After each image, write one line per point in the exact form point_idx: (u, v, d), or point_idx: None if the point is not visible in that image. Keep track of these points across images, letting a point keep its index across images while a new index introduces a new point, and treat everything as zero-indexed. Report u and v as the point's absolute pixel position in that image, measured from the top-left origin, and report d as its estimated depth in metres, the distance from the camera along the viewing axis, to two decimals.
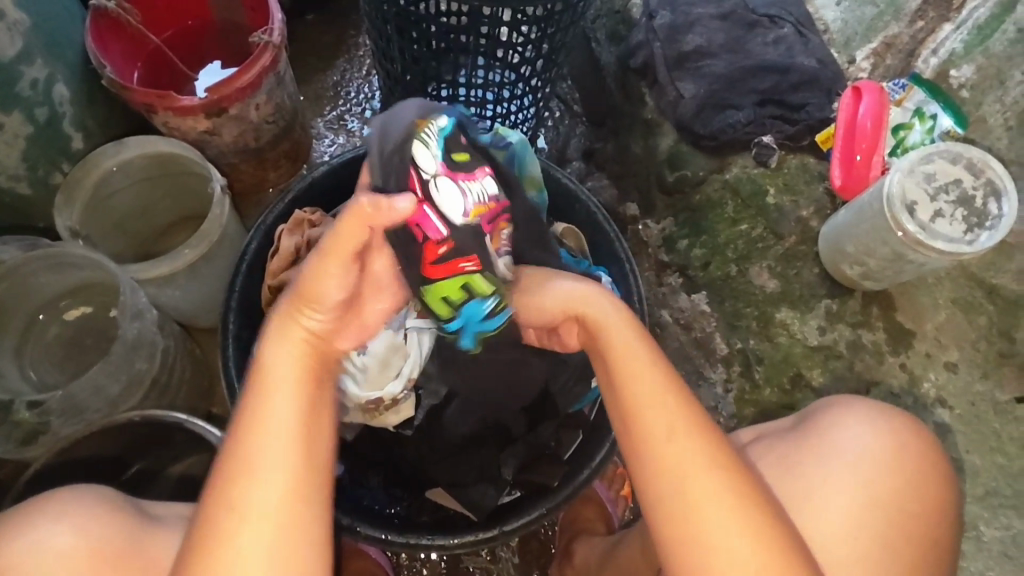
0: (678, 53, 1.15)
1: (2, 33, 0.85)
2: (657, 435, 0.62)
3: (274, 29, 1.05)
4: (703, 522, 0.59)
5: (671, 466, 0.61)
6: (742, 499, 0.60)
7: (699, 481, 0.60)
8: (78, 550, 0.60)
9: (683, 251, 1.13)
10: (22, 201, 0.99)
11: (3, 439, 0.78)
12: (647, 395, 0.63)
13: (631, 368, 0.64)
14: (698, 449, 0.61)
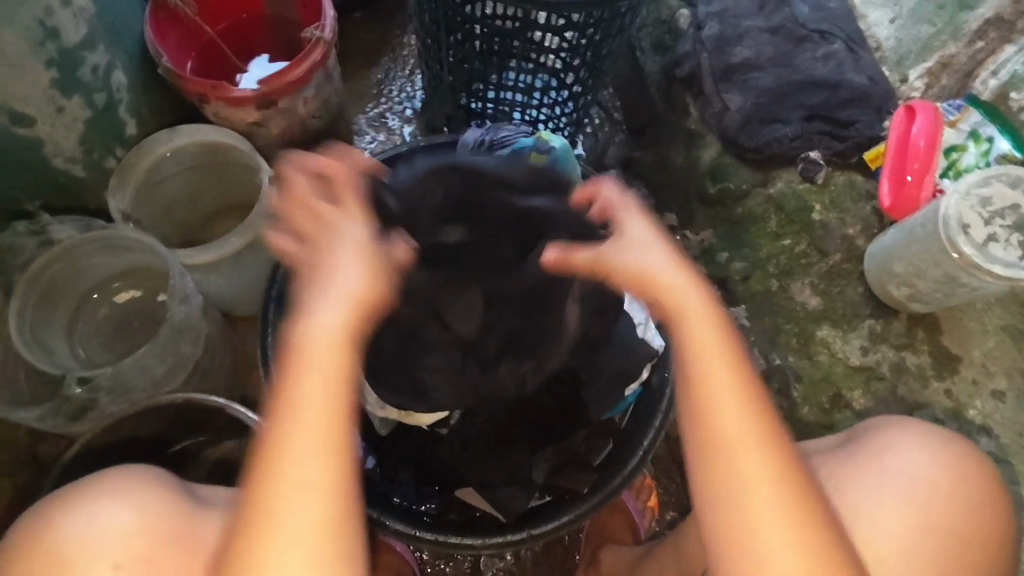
0: (726, 65, 1.16)
1: (70, 19, 0.86)
2: (716, 422, 0.62)
3: (326, 25, 1.07)
4: (764, 519, 0.59)
5: (733, 460, 0.60)
6: (805, 506, 0.59)
7: (763, 477, 0.60)
8: (135, 530, 0.61)
9: (723, 263, 1.10)
10: (74, 183, 1.01)
11: (52, 413, 0.80)
12: (716, 381, 0.62)
13: (710, 359, 0.63)
14: (759, 437, 0.61)
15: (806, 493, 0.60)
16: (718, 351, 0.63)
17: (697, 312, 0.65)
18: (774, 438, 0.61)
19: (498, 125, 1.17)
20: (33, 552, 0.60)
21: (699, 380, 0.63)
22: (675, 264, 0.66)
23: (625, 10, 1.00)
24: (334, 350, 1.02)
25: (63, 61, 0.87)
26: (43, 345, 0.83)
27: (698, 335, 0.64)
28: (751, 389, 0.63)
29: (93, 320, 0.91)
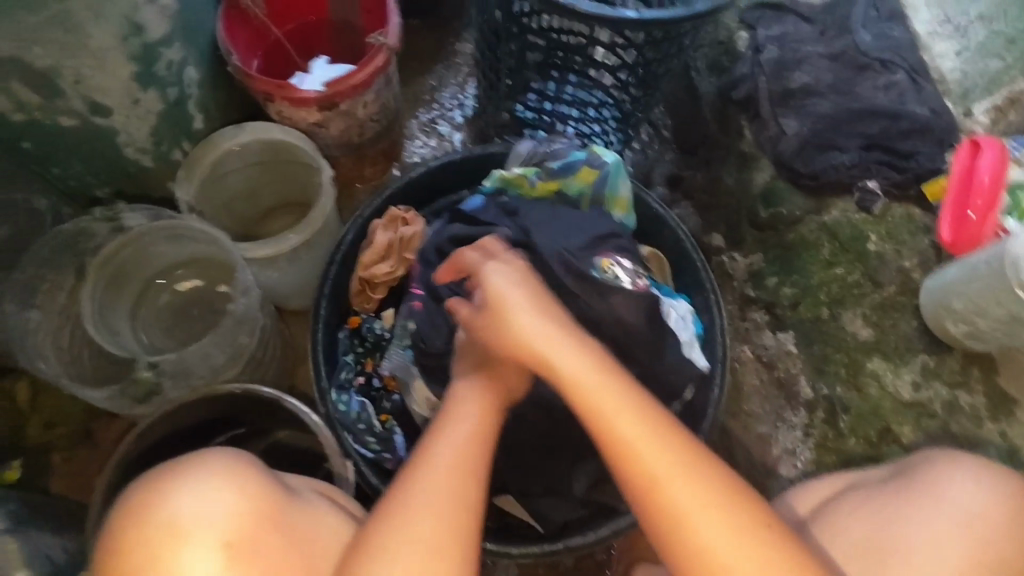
0: (784, 89, 1.16)
1: (155, 16, 0.89)
2: (609, 430, 0.62)
3: (392, 31, 1.08)
4: (695, 518, 0.59)
5: (640, 461, 0.61)
6: (722, 490, 0.60)
7: (674, 469, 0.60)
8: (244, 514, 0.61)
9: (771, 288, 1.12)
10: (143, 173, 1.05)
11: (120, 394, 0.82)
12: (593, 391, 0.64)
13: (575, 367, 0.66)
14: (673, 462, 0.60)
15: (718, 476, 0.60)
16: (587, 361, 0.66)
17: (550, 332, 0.68)
18: (654, 423, 0.62)
19: (551, 139, 1.19)
20: (137, 532, 0.60)
21: (580, 395, 0.64)
22: (534, 300, 0.71)
23: (682, 34, 1.00)
24: (381, 350, 1.05)
25: (145, 56, 0.90)
26: (108, 329, 0.85)
27: (557, 352, 0.67)
28: (646, 412, 0.63)
29: (154, 308, 0.94)
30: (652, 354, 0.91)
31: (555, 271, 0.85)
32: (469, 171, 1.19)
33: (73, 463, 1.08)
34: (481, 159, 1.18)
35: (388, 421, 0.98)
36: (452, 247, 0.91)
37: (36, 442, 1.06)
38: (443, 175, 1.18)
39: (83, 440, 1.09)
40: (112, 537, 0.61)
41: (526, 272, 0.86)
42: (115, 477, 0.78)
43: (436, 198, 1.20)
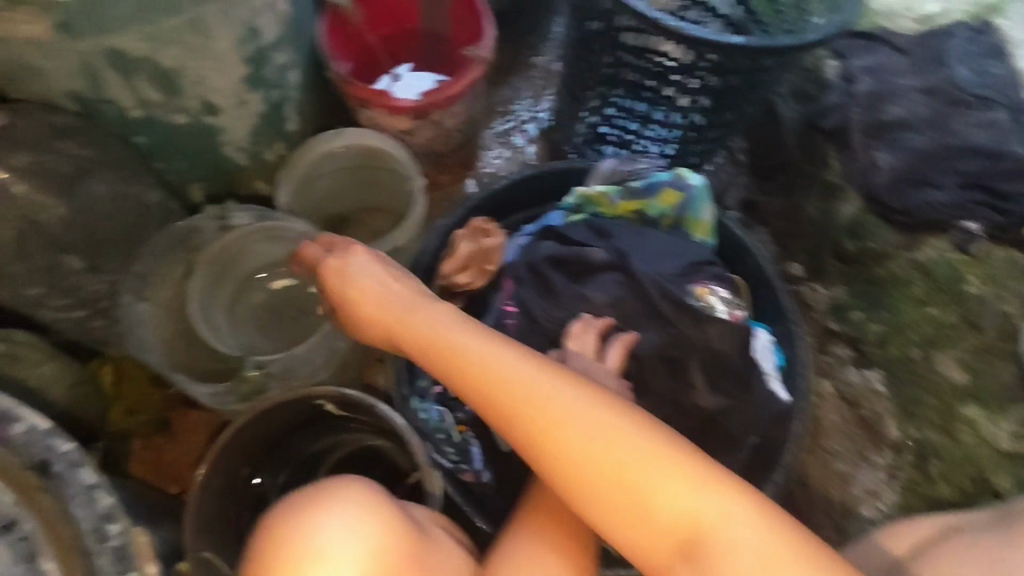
0: (879, 122, 1.14)
1: (271, 21, 0.90)
2: (498, 382, 0.65)
3: (487, 45, 1.10)
4: (581, 435, 0.61)
5: (538, 397, 0.63)
6: (610, 408, 0.62)
7: (563, 394, 0.63)
8: (391, 548, 0.63)
9: (856, 322, 1.11)
10: (239, 171, 1.07)
11: (226, 390, 0.84)
12: (480, 354, 0.67)
13: (463, 335, 0.70)
14: (546, 399, 0.63)
15: (601, 395, 0.64)
16: (473, 339, 0.69)
17: (428, 310, 0.75)
18: (546, 377, 0.64)
19: (631, 157, 1.18)
20: (289, 557, 0.61)
21: (465, 362, 0.67)
22: (394, 287, 0.78)
23: (766, 63, 1.03)
24: None
25: (257, 59, 0.91)
26: (209, 324, 0.87)
27: (448, 328, 0.71)
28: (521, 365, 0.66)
29: (247, 305, 0.96)
30: (740, 384, 0.88)
31: (650, 293, 0.87)
32: (549, 186, 1.19)
33: (152, 450, 1.10)
34: (563, 173, 1.18)
35: (465, 432, 0.97)
36: (546, 265, 0.91)
37: (117, 427, 1.09)
38: (525, 188, 1.18)
39: (162, 430, 1.11)
40: (255, 563, 0.62)
41: (621, 294, 0.88)
42: (213, 466, 0.79)
43: (516, 211, 1.20)
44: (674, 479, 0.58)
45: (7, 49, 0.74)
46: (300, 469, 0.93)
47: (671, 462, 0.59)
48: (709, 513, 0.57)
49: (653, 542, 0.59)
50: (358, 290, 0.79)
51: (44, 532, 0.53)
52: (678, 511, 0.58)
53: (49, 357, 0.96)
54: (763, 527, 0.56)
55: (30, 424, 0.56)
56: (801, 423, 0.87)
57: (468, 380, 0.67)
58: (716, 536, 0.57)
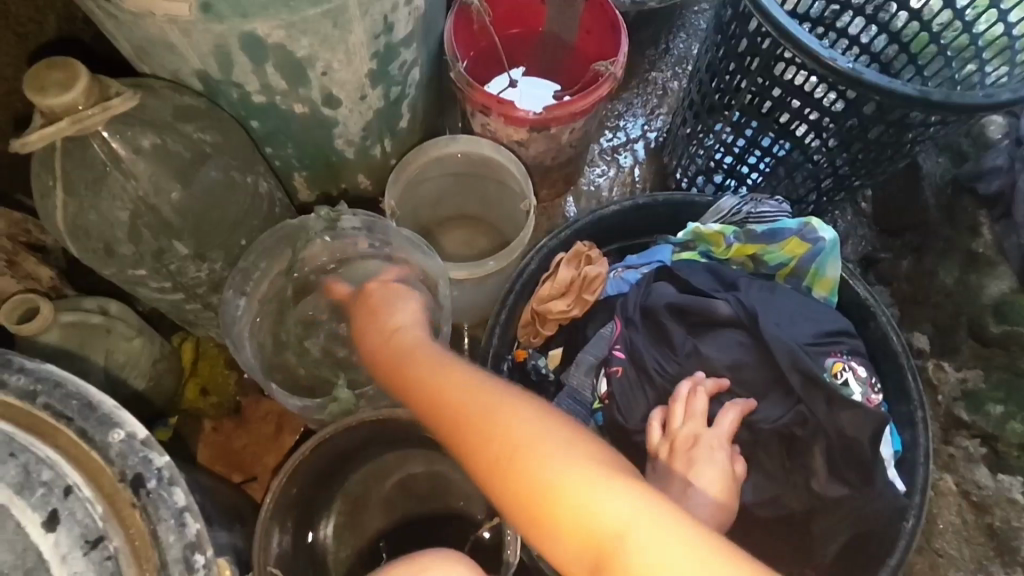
0: None
1: (405, 17, 0.85)
2: (456, 411, 0.64)
3: (621, 61, 1.04)
4: (529, 460, 0.58)
5: (479, 418, 0.62)
6: (558, 435, 0.60)
7: (507, 418, 0.61)
8: None
9: (993, 416, 1.00)
10: (343, 163, 1.01)
11: (312, 404, 0.81)
12: (443, 383, 0.67)
13: (433, 365, 0.70)
14: (486, 421, 0.62)
15: (546, 419, 0.61)
16: (446, 366, 0.69)
17: (415, 340, 0.75)
18: (491, 399, 0.63)
19: (756, 197, 1.01)
20: None
21: (429, 387, 0.68)
22: (395, 300, 0.81)
23: (929, 120, 0.91)
24: (542, 391, 1.00)
25: (385, 54, 0.87)
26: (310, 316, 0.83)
27: (431, 356, 0.72)
28: (468, 388, 0.66)
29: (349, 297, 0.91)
30: (863, 475, 0.83)
31: (781, 365, 0.85)
32: (660, 218, 1.07)
33: (220, 434, 1.05)
34: (679, 202, 1.05)
35: None
36: (667, 314, 0.90)
37: (189, 407, 1.04)
38: (633, 217, 1.06)
39: (232, 415, 1.06)
40: None
41: (742, 357, 0.87)
42: (292, 473, 0.78)
43: (623, 240, 1.10)
44: (604, 496, 0.55)
45: (147, 26, 0.72)
46: (370, 470, 0.92)
47: (603, 483, 0.56)
48: (634, 533, 0.53)
49: (577, 557, 0.56)
50: (368, 317, 0.81)
51: (131, 553, 0.49)
52: (603, 529, 0.54)
53: (140, 331, 0.94)
54: (695, 554, 0.51)
55: (130, 432, 0.52)
56: (916, 521, 0.83)
57: (427, 401, 0.67)
58: (636, 559, 0.52)
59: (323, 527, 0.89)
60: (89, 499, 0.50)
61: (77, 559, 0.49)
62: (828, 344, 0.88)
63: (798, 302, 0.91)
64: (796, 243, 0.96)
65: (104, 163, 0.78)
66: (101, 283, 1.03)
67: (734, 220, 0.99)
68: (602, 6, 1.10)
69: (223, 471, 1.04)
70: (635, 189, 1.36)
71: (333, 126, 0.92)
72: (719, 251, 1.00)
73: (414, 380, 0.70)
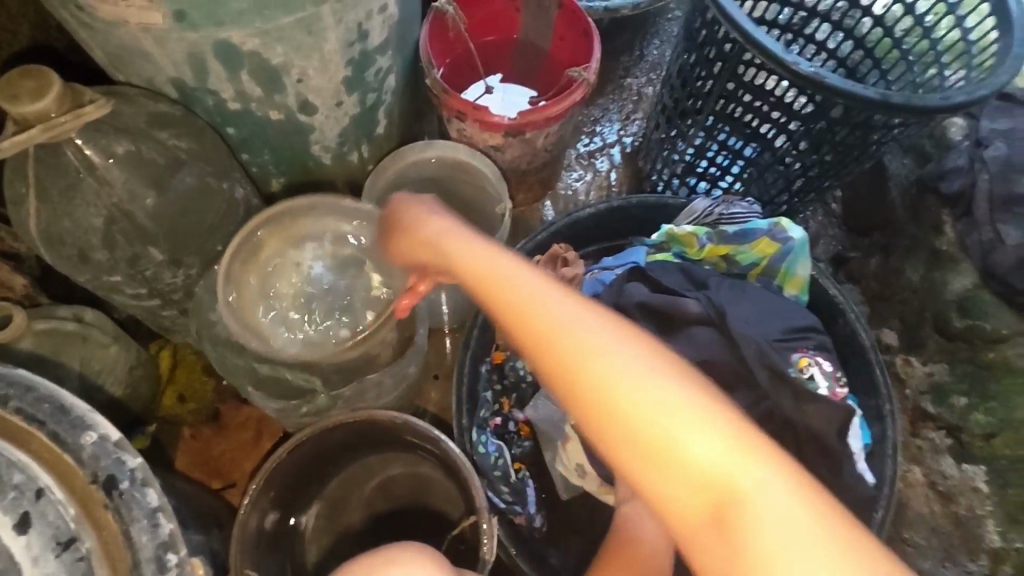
0: (1008, 195, 1.03)
1: (379, 24, 0.86)
2: (538, 332, 0.55)
3: (593, 67, 1.06)
4: (635, 400, 0.51)
5: (575, 346, 0.54)
6: (667, 375, 0.52)
7: (611, 349, 0.53)
8: None
9: (958, 408, 1.03)
10: (320, 169, 1.02)
11: None
12: (522, 298, 0.58)
13: (505, 274, 0.60)
14: (586, 346, 0.54)
15: (655, 356, 0.53)
16: (522, 276, 0.60)
17: (476, 246, 0.65)
18: (589, 322, 0.55)
19: (727, 198, 1.03)
20: None
21: (506, 301, 0.58)
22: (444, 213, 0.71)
23: (893, 123, 0.94)
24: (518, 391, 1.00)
25: (360, 61, 0.88)
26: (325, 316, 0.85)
27: (499, 266, 0.61)
28: (558, 303, 0.57)
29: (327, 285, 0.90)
30: (829, 467, 0.85)
31: (750, 362, 0.87)
32: (635, 218, 1.09)
33: (199, 440, 1.05)
34: (653, 205, 1.07)
35: (521, 471, 0.95)
36: (640, 313, 0.92)
37: (167, 413, 1.03)
38: (607, 219, 1.08)
39: (211, 421, 1.06)
40: None
41: (712, 355, 0.89)
42: (269, 476, 0.78)
43: (599, 242, 1.12)
44: (723, 445, 0.49)
45: (121, 34, 0.73)
46: (350, 471, 0.92)
47: (714, 426, 0.50)
48: (759, 493, 0.48)
49: (679, 504, 0.50)
50: (418, 233, 0.71)
51: (104, 554, 0.49)
52: (719, 482, 0.49)
53: (117, 338, 0.94)
54: (818, 519, 0.47)
55: (103, 434, 0.52)
56: (883, 511, 0.85)
57: (504, 313, 0.58)
58: (759, 520, 0.48)
59: (304, 529, 0.90)
60: (62, 501, 0.50)
61: (49, 561, 0.49)
62: (796, 340, 0.90)
63: (769, 300, 0.93)
64: (767, 243, 0.98)
65: (77, 169, 0.78)
66: (78, 291, 1.02)
67: (707, 221, 1.01)
68: (575, 13, 1.12)
69: (202, 477, 1.04)
70: (611, 192, 1.39)
71: (310, 132, 0.93)
72: (691, 251, 1.01)
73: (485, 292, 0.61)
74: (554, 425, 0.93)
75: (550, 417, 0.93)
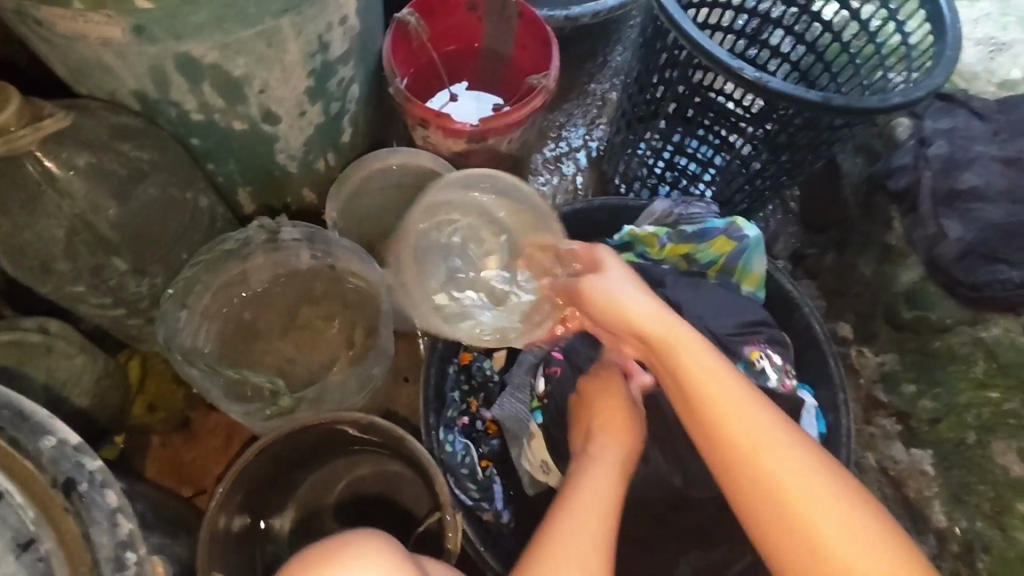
0: (950, 190, 1.05)
1: (339, 36, 0.88)
2: (728, 434, 0.68)
3: (552, 74, 1.09)
4: (812, 517, 0.63)
5: (755, 444, 0.66)
6: (839, 496, 0.63)
7: (785, 454, 0.66)
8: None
9: (907, 395, 1.08)
10: (287, 177, 1.04)
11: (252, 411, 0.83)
12: (722, 401, 0.68)
13: (699, 364, 0.70)
14: (768, 446, 0.66)
15: (823, 468, 0.65)
16: (714, 370, 0.70)
17: (667, 326, 0.73)
18: (771, 427, 0.67)
19: (687, 199, 1.08)
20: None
21: (699, 387, 0.69)
22: (626, 275, 0.77)
23: (838, 125, 0.98)
24: (485, 391, 1.03)
25: (321, 72, 0.90)
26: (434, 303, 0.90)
27: (689, 351, 0.71)
28: (746, 401, 0.69)
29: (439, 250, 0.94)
30: None
31: None
32: (599, 221, 1.11)
33: (169, 449, 1.06)
34: (615, 208, 1.10)
35: (489, 468, 0.97)
36: None
37: (136, 423, 1.04)
38: (570, 222, 1.10)
39: (181, 429, 1.07)
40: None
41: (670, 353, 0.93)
42: (236, 478, 0.80)
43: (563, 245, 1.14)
44: (874, 553, 0.61)
45: (81, 48, 0.75)
46: (319, 473, 0.94)
47: (866, 535, 0.62)
48: None
49: None
50: (592, 288, 0.76)
51: (64, 555, 0.51)
52: None
53: (82, 349, 0.94)
54: None
55: (62, 438, 0.53)
56: None
57: (692, 393, 0.70)
58: None
59: (276, 532, 0.91)
60: (22, 505, 0.51)
61: (9, 563, 0.50)
62: (749, 335, 0.94)
63: (723, 297, 0.97)
64: (722, 241, 1.02)
65: (38, 181, 0.79)
66: (42, 303, 1.02)
67: (668, 221, 1.06)
68: (535, 22, 1.15)
69: (173, 484, 1.05)
70: (577, 196, 1.42)
71: (274, 141, 0.95)
72: (651, 251, 1.05)
73: (670, 371, 0.72)
74: (519, 422, 0.96)
75: (514, 414, 0.97)
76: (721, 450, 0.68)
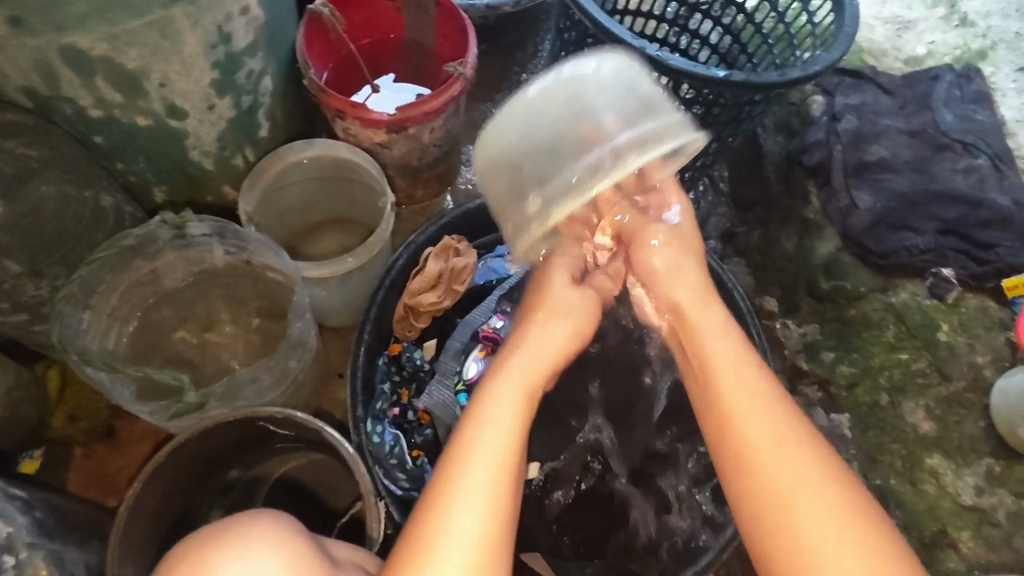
0: (860, 161, 1.17)
1: (242, 27, 0.86)
2: (737, 411, 0.65)
3: (469, 62, 1.09)
4: (801, 505, 0.60)
5: (769, 434, 0.63)
6: (841, 505, 0.60)
7: (794, 452, 0.62)
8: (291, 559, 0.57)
9: (827, 363, 1.10)
10: (201, 174, 1.01)
11: (162, 410, 0.81)
12: (735, 379, 0.67)
13: (730, 349, 0.69)
14: (776, 434, 0.63)
15: (831, 475, 0.62)
16: (743, 357, 0.68)
17: (706, 312, 0.72)
18: (785, 421, 0.64)
19: None
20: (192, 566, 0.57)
21: (720, 364, 0.68)
22: (682, 260, 0.76)
23: (749, 103, 1.00)
24: (418, 382, 1.02)
25: (226, 65, 0.88)
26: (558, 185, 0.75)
27: (724, 335, 0.70)
28: (767, 391, 0.66)
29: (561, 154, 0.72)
30: None
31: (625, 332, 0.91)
32: None
33: (92, 460, 1.03)
34: None
35: (421, 458, 0.95)
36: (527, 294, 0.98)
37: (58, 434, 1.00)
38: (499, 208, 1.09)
39: (104, 439, 1.04)
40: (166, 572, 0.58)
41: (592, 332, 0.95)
42: (148, 479, 0.77)
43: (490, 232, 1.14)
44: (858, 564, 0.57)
45: None
46: (244, 472, 0.92)
47: (854, 549, 0.58)
48: None
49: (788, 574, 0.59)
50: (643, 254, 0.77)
51: None
52: None
53: None
54: None
55: None
56: None
57: (712, 365, 0.68)
58: None
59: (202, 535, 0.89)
60: None
61: None
62: None
63: None
64: None
65: None
66: None
67: None
68: (453, 11, 1.14)
69: (96, 496, 1.01)
70: None
71: (182, 137, 0.92)
72: None
73: (694, 346, 0.71)
74: (445, 408, 0.95)
75: (441, 401, 0.95)
76: (728, 426, 0.65)
